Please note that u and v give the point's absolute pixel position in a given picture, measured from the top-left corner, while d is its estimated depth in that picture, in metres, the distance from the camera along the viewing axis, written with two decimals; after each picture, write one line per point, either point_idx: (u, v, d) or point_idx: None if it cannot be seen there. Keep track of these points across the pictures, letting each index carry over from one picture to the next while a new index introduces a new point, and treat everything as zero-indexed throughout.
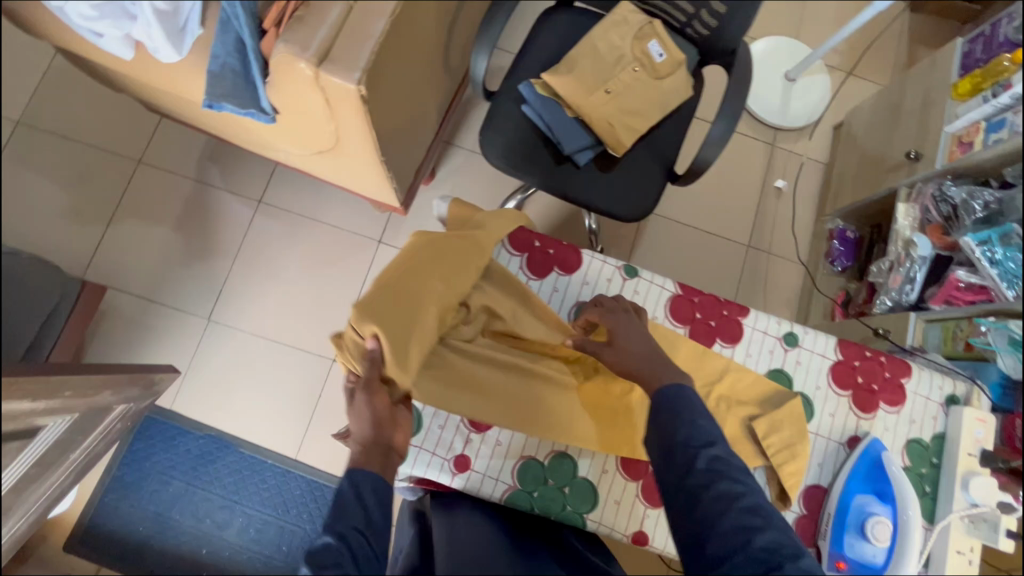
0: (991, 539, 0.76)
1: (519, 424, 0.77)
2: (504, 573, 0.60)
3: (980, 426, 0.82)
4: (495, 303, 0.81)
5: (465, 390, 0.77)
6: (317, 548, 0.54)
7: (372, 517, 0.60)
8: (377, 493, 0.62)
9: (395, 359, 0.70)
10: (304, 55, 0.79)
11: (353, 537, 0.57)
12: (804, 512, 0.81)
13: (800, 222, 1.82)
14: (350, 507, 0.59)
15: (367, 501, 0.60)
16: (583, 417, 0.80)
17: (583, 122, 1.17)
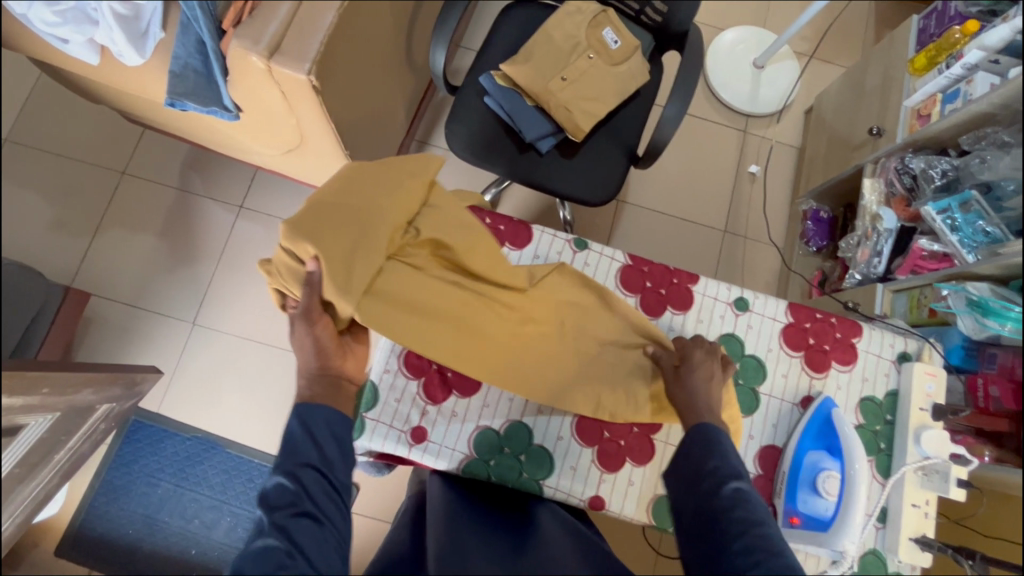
0: (943, 490, 0.77)
1: (460, 349, 0.79)
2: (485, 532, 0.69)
3: (931, 380, 0.83)
4: (439, 233, 0.83)
5: (408, 315, 0.79)
6: (277, 488, 0.64)
7: (325, 453, 0.69)
8: (329, 428, 0.71)
9: (334, 282, 0.73)
10: (256, 48, 0.83)
11: (306, 475, 0.66)
12: (759, 472, 0.83)
13: (775, 206, 1.84)
14: (302, 447, 0.68)
15: (320, 438, 0.69)
16: (525, 344, 0.82)
17: (543, 110, 1.20)
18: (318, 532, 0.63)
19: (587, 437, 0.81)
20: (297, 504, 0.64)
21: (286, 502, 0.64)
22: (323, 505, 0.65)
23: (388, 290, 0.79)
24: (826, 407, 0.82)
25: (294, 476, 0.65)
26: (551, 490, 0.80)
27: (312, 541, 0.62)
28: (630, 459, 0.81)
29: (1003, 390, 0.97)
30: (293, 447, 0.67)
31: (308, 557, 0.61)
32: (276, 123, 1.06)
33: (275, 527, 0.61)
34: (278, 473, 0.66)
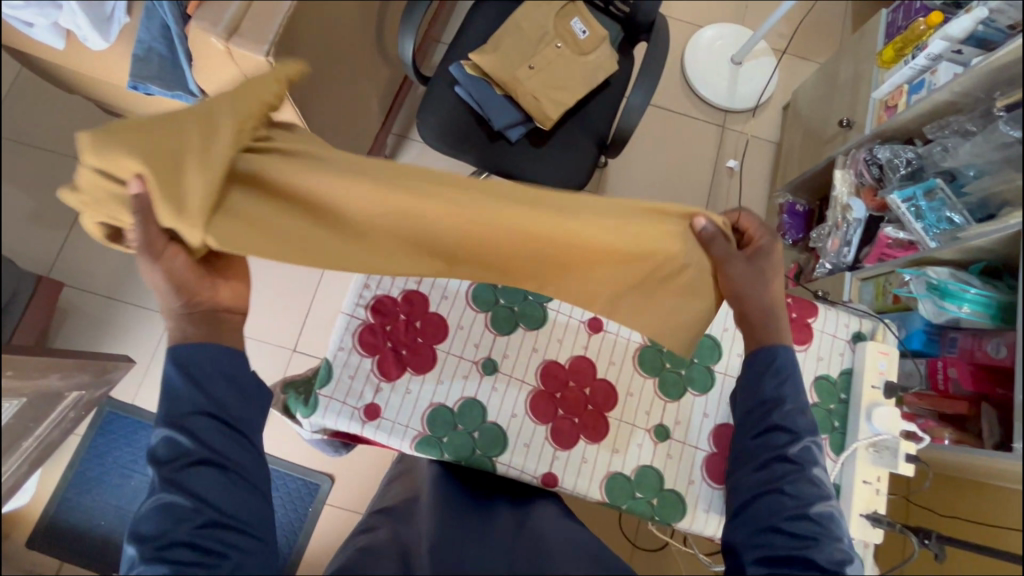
0: (892, 465, 0.78)
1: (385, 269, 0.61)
2: (476, 530, 0.72)
3: (883, 358, 0.84)
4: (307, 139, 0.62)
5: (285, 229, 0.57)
6: (166, 441, 0.65)
7: (210, 396, 0.68)
8: (212, 368, 0.68)
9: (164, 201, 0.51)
10: (214, 29, 0.84)
11: (193, 423, 0.66)
12: (713, 450, 0.83)
13: (752, 201, 1.85)
14: (184, 396, 0.67)
15: (202, 380, 0.67)
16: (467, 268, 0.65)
17: (511, 99, 1.21)
18: (218, 478, 0.65)
19: (542, 415, 0.82)
20: (188, 455, 0.65)
21: (178, 454, 0.65)
22: (217, 448, 0.66)
23: (243, 201, 0.56)
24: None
25: (182, 428, 0.66)
26: (503, 467, 0.80)
27: (213, 488, 0.65)
28: (584, 436, 0.81)
29: (960, 370, 0.98)
30: (176, 396, 0.67)
31: (215, 504, 0.64)
32: None
33: (172, 480, 0.64)
34: (163, 427, 0.66)
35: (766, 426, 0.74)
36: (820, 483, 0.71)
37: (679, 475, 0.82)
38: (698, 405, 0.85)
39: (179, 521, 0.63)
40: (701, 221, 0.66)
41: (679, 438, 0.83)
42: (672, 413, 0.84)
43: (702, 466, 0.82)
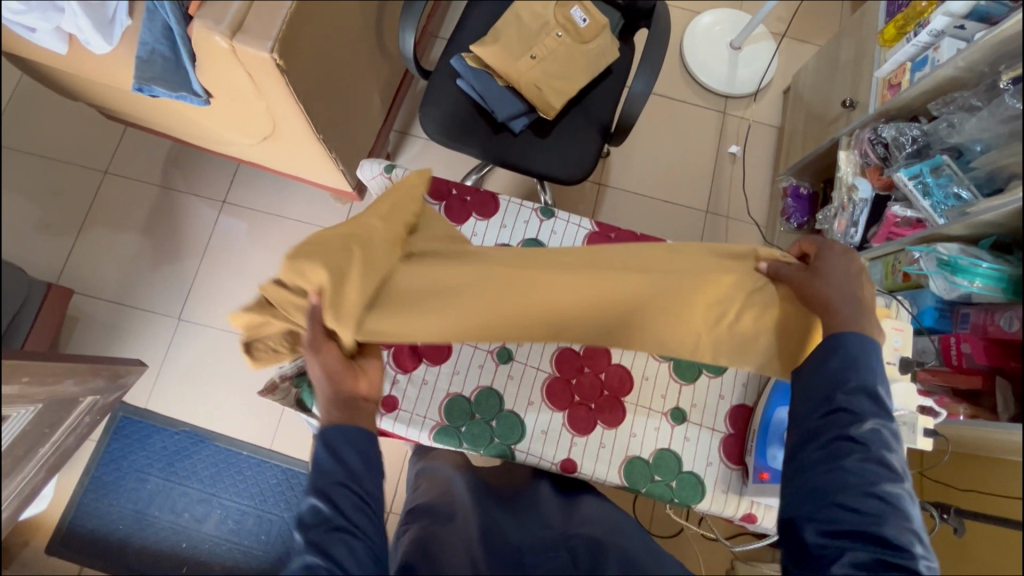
0: (911, 442, 0.78)
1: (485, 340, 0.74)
2: (524, 538, 0.69)
3: (898, 335, 0.84)
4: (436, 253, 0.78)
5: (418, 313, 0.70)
6: (309, 508, 0.61)
7: (351, 470, 0.64)
8: (355, 446, 0.66)
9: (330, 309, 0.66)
10: (218, 27, 0.84)
11: (336, 495, 0.62)
12: (730, 431, 0.84)
13: (755, 186, 1.85)
14: (329, 470, 0.63)
15: (340, 457, 0.64)
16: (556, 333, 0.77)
17: (513, 89, 1.21)
18: (352, 545, 0.60)
19: (559, 401, 0.83)
20: (326, 520, 0.60)
21: (322, 518, 0.61)
22: (355, 520, 0.62)
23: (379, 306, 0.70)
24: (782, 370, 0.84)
25: (328, 493, 0.62)
26: (522, 455, 0.80)
27: (352, 558, 0.59)
28: (602, 422, 0.82)
29: (974, 346, 0.97)
30: (323, 466, 0.64)
31: (346, 568, 0.58)
32: (248, 108, 1.07)
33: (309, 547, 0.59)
34: (310, 492, 0.62)
35: (830, 408, 0.66)
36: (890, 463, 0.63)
37: (697, 457, 0.82)
38: (713, 387, 0.85)
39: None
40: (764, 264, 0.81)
41: (695, 421, 0.84)
42: (687, 395, 0.84)
43: (719, 448, 0.82)
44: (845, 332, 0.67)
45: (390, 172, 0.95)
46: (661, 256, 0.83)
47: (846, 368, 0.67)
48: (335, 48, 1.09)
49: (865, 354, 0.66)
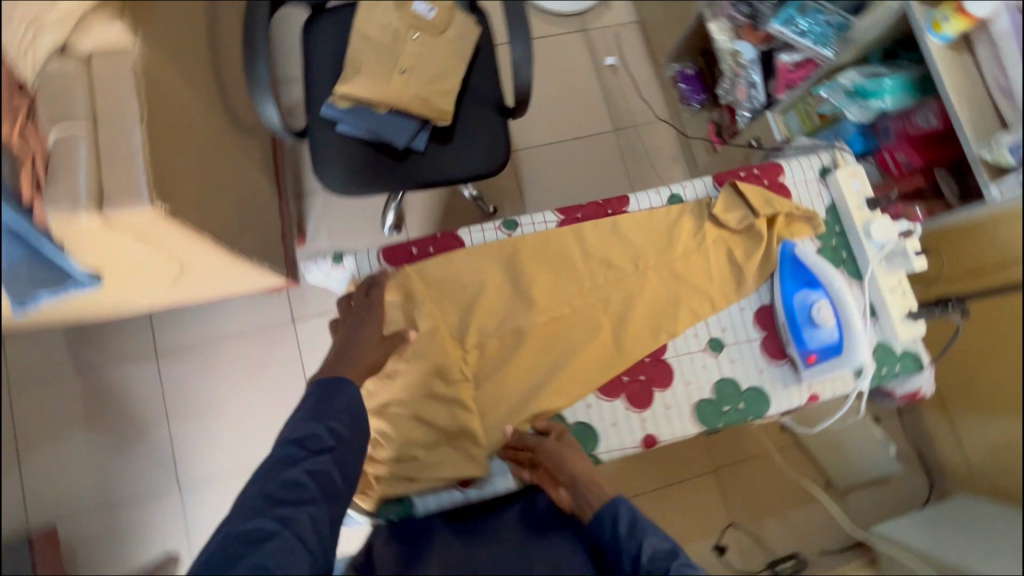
0: (908, 266, 0.84)
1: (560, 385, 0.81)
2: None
3: (855, 180, 0.89)
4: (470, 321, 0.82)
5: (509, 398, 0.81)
6: (299, 443, 0.69)
7: (335, 429, 0.71)
8: (341, 405, 0.74)
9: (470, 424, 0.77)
10: (77, 208, 0.72)
11: (327, 453, 0.69)
12: (763, 333, 0.86)
13: (646, 85, 1.86)
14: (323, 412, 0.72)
15: (334, 408, 0.72)
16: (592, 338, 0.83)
17: (398, 111, 1.13)
18: (314, 515, 0.64)
19: (612, 391, 0.82)
20: (302, 465, 0.67)
21: (317, 453, 0.69)
22: (332, 488, 0.67)
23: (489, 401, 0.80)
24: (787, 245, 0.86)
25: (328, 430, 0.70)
26: (606, 454, 0.81)
27: (309, 526, 0.62)
28: (656, 388, 0.83)
29: (907, 152, 1.06)
30: (319, 412, 0.72)
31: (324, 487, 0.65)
32: (146, 264, 0.95)
33: (275, 500, 0.63)
34: (308, 423, 0.71)
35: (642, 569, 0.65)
36: None
37: (748, 372, 0.85)
38: (733, 303, 0.87)
39: (235, 559, 0.58)
40: (509, 428, 0.80)
41: (732, 341, 0.85)
42: (715, 323, 0.86)
43: (762, 353, 0.85)
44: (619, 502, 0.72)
45: (343, 264, 0.85)
46: (646, 221, 0.88)
47: (636, 532, 0.68)
48: (202, 159, 0.98)
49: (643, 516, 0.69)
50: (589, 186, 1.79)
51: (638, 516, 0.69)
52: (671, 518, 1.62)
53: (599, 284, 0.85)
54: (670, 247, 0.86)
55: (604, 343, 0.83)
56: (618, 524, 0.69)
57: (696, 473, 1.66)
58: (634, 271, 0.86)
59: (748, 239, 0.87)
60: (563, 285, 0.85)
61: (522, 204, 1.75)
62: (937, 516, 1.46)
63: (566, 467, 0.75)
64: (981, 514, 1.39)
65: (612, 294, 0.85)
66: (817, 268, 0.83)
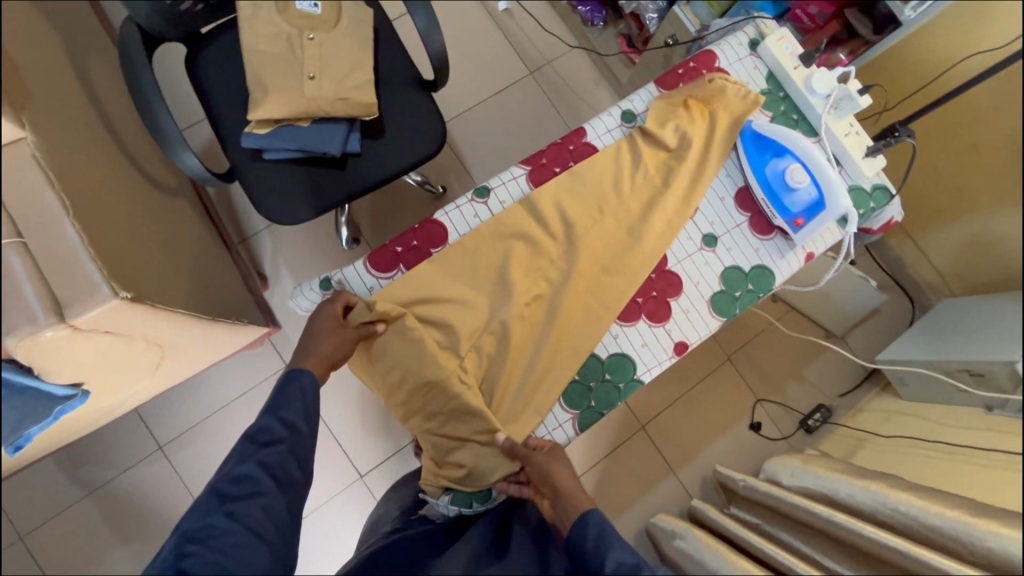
0: (856, 106, 0.87)
1: (587, 327, 0.82)
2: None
3: (784, 43, 0.91)
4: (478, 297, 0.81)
5: (546, 360, 0.80)
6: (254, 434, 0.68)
7: (288, 416, 0.70)
8: (301, 396, 0.73)
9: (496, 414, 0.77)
10: (39, 324, 0.65)
11: (283, 443, 0.69)
12: (748, 214, 0.89)
13: (545, 19, 1.83)
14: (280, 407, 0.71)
15: (290, 398, 0.72)
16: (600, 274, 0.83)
17: (321, 118, 1.07)
18: (266, 504, 0.64)
19: (632, 315, 0.84)
20: (258, 455, 0.66)
21: (269, 445, 0.68)
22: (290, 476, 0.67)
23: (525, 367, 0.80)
24: (747, 125, 0.88)
25: (283, 421, 0.70)
26: (647, 374, 0.83)
27: (262, 517, 0.63)
28: (670, 298, 0.85)
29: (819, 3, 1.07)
30: (276, 403, 0.71)
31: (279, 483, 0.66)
32: (123, 359, 0.89)
33: (225, 496, 0.62)
34: (262, 416, 0.70)
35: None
36: None
37: (747, 254, 0.88)
38: (712, 195, 0.89)
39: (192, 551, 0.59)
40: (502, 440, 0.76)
41: (724, 232, 0.88)
42: (703, 220, 0.88)
43: (753, 232, 0.88)
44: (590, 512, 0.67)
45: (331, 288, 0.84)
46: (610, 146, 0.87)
47: (601, 549, 0.63)
48: (139, 234, 0.90)
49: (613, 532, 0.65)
50: (524, 136, 1.77)
51: (606, 530, 0.65)
52: (704, 415, 1.71)
53: (591, 220, 0.84)
54: (642, 162, 0.87)
55: (614, 273, 0.83)
56: (587, 538, 0.65)
57: (712, 367, 1.74)
58: (617, 195, 0.85)
59: (707, 133, 0.89)
60: (556, 233, 0.83)
61: (467, 174, 1.72)
62: (928, 326, 1.59)
63: (551, 478, 0.73)
64: (965, 310, 1.52)
65: (606, 226, 0.85)
66: (780, 136, 0.86)
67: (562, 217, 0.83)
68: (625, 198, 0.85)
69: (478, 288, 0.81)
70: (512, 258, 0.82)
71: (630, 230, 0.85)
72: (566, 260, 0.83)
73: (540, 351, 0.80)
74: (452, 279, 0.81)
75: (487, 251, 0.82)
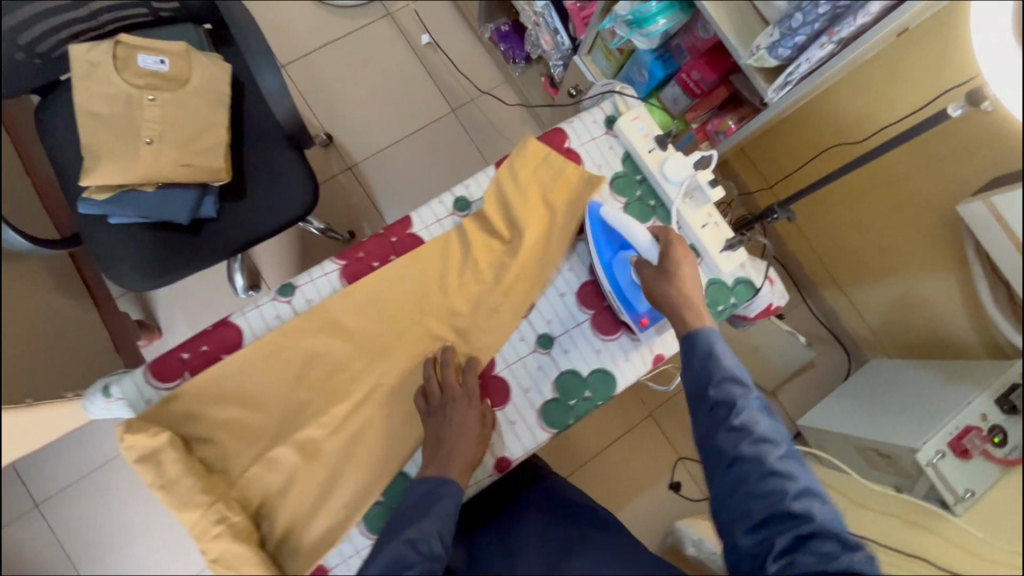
0: (707, 199, 0.82)
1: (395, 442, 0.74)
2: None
3: (639, 123, 0.84)
4: (271, 410, 0.73)
5: (343, 481, 0.73)
6: (412, 544, 0.61)
7: (444, 534, 0.63)
8: (443, 510, 0.65)
9: (291, 535, 0.71)
10: None
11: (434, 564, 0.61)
12: (592, 311, 0.82)
13: (470, 54, 1.75)
14: (427, 529, 0.63)
15: (431, 515, 0.64)
16: (413, 382, 0.76)
17: (167, 184, 1.00)
18: None
19: None
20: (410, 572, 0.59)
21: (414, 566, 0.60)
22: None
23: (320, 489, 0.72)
24: (592, 206, 0.80)
25: (414, 544, 0.62)
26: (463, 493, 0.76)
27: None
28: (495, 408, 0.78)
29: (700, 70, 0.99)
30: (413, 517, 0.64)
31: None
32: None
33: None
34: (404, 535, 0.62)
35: (710, 407, 0.66)
36: (774, 438, 0.64)
37: (587, 357, 0.80)
38: (551, 290, 0.82)
39: None
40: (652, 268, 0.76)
41: (561, 332, 0.81)
42: (539, 318, 0.81)
43: (596, 333, 0.81)
44: (700, 328, 0.69)
45: (108, 401, 0.72)
46: (435, 236, 0.80)
47: (708, 362, 0.68)
48: None
49: (719, 350, 0.68)
50: (442, 176, 1.70)
51: (716, 347, 0.68)
52: (619, 474, 1.64)
53: (407, 323, 0.77)
54: (469, 256, 0.79)
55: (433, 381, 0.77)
56: (695, 350, 0.69)
57: (633, 423, 1.67)
58: (440, 295, 0.78)
59: (546, 225, 0.81)
60: (371, 335, 0.77)
61: (378, 216, 1.64)
62: (855, 389, 1.50)
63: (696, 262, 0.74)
64: (888, 378, 1.44)
65: (424, 328, 0.78)
66: (625, 228, 0.77)
67: (378, 319, 0.77)
68: (448, 297, 0.78)
69: (273, 398, 0.73)
70: (313, 365, 0.75)
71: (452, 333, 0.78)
72: (376, 366, 0.76)
73: (341, 470, 0.73)
74: (243, 390, 0.73)
75: (286, 356, 0.74)
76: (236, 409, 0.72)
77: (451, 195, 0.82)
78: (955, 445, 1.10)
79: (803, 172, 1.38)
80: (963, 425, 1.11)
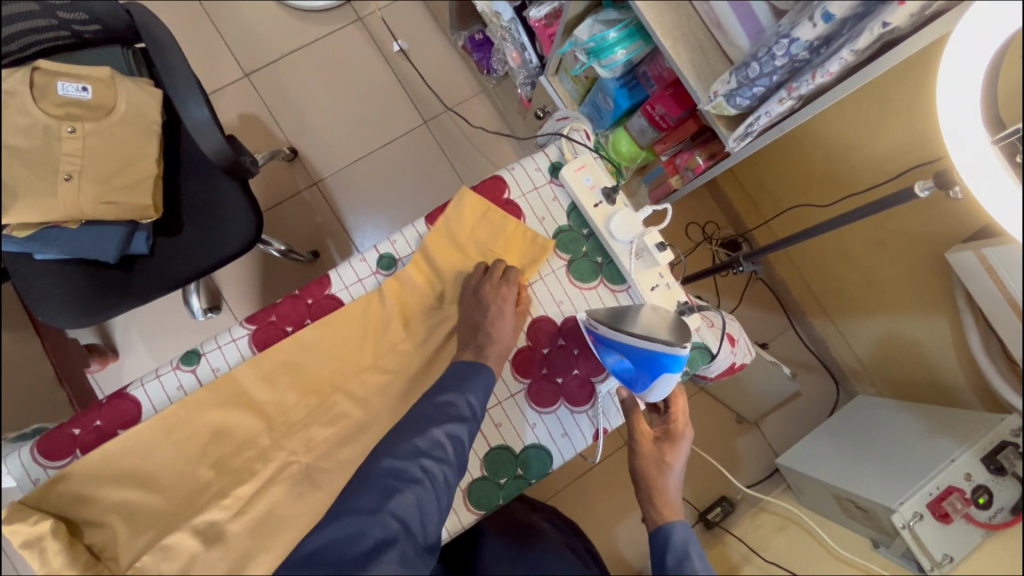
0: (656, 261, 0.74)
1: None
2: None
3: (584, 173, 0.76)
4: (170, 490, 0.68)
5: None
6: (442, 406, 0.64)
7: (471, 401, 0.65)
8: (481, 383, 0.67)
9: None
10: None
11: (464, 424, 0.64)
12: (528, 381, 0.75)
13: (444, 63, 1.66)
14: (457, 401, 0.65)
15: (467, 384, 0.66)
16: (327, 460, 0.70)
17: (92, 221, 0.94)
18: (422, 498, 0.59)
19: None
20: (440, 429, 0.63)
21: (448, 420, 0.63)
22: (462, 459, 0.64)
23: None
24: (680, 359, 0.61)
25: (444, 406, 0.64)
26: None
27: (415, 509, 0.59)
28: None
29: (665, 104, 0.91)
30: (444, 388, 0.66)
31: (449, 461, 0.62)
32: None
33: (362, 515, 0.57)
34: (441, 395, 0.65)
35: None
36: None
37: (520, 431, 0.74)
38: None
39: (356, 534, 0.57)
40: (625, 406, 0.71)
41: (493, 403, 0.74)
42: None
43: (532, 405, 0.74)
44: (669, 526, 0.64)
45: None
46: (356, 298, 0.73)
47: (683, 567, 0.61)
48: None
49: (693, 551, 0.62)
50: (412, 193, 1.62)
51: (689, 551, 0.62)
52: None
53: (323, 394, 0.72)
54: (393, 321, 0.73)
55: (349, 457, 0.70)
56: (667, 553, 0.63)
57: None
58: (360, 363, 0.72)
59: None
60: (282, 407, 0.71)
61: (344, 235, 1.58)
62: (840, 428, 1.42)
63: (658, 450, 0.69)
64: (877, 420, 1.35)
65: (342, 399, 0.72)
66: (656, 386, 0.65)
67: (290, 389, 0.71)
68: (369, 366, 0.72)
69: (174, 478, 0.68)
70: (218, 441, 0.69)
71: (371, 405, 0.72)
72: (288, 441, 0.70)
73: None
74: (140, 470, 0.67)
75: (189, 433, 0.69)
76: (133, 490, 0.67)
77: (376, 252, 0.76)
78: (934, 508, 1.04)
79: (790, 199, 1.29)
80: (944, 485, 1.04)
